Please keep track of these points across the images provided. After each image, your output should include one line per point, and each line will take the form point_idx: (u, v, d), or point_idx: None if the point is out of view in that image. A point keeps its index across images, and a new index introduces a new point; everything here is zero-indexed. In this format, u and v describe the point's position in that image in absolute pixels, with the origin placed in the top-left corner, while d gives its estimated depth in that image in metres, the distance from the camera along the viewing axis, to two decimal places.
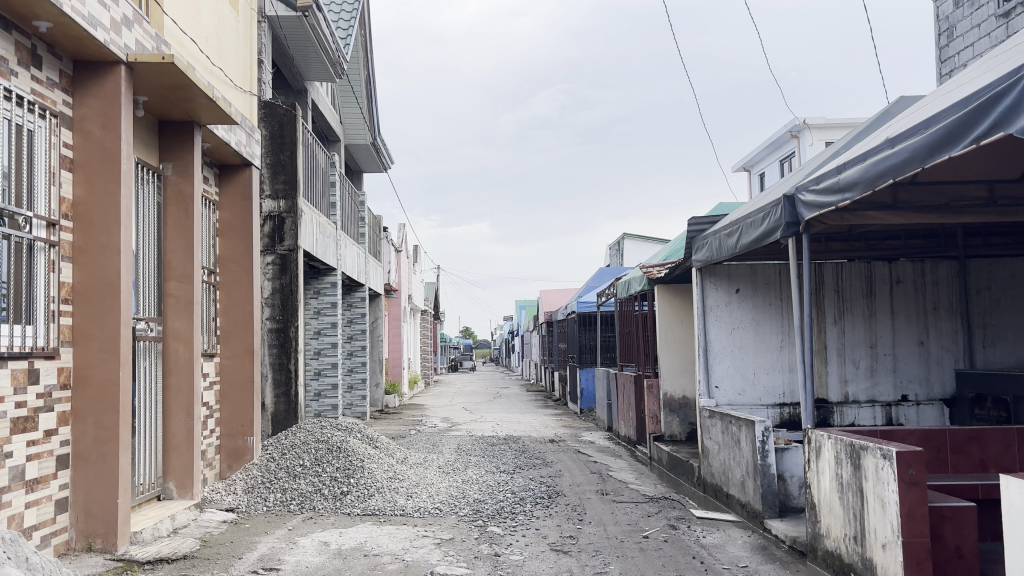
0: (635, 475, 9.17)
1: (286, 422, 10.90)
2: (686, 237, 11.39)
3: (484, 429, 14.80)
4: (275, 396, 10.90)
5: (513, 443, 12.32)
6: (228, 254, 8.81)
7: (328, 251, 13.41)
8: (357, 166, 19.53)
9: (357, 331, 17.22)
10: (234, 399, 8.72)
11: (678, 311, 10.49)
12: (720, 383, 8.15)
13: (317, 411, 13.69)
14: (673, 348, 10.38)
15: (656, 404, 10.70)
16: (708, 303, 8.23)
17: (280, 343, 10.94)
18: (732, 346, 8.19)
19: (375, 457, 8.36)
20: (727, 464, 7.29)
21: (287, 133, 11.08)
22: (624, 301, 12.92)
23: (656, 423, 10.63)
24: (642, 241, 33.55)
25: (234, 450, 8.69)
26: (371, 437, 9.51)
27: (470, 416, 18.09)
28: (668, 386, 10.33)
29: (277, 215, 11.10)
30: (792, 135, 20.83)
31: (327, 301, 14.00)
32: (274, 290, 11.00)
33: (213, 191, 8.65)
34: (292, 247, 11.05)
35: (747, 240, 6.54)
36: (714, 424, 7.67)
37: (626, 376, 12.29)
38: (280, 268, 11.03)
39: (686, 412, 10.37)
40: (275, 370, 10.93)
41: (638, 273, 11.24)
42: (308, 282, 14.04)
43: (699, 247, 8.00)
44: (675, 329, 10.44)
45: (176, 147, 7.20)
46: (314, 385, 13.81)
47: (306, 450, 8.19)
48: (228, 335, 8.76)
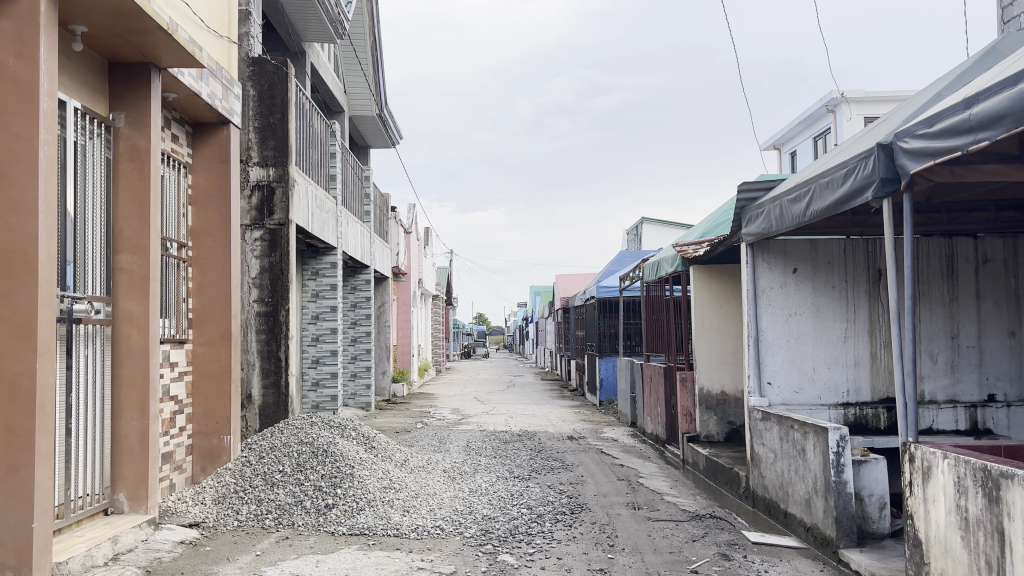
0: (669, 483, 7.97)
1: (275, 416, 9.77)
2: (723, 212, 10.17)
3: (496, 423, 13.67)
4: (264, 388, 9.77)
5: (526, 441, 11.14)
6: (202, 225, 7.64)
7: (327, 228, 12.27)
8: (363, 140, 18.35)
9: (361, 316, 16.07)
10: (208, 392, 7.58)
11: (716, 295, 9.26)
12: (773, 379, 6.94)
13: (315, 402, 12.58)
14: (709, 337, 9.20)
15: (690, 400, 9.49)
16: (760, 285, 7.00)
17: (270, 328, 9.80)
18: (788, 335, 6.97)
19: (370, 461, 7.19)
20: (788, 477, 6.07)
21: (278, 93, 9.95)
22: (653, 284, 11.69)
23: (690, 421, 9.45)
24: (663, 226, 32.25)
25: (208, 451, 7.55)
26: (368, 435, 8.35)
27: (482, 408, 16.98)
28: (705, 380, 9.18)
29: (266, 184, 9.89)
30: (828, 110, 19.44)
31: (326, 284, 12.87)
32: (263, 269, 9.85)
33: (184, 152, 7.47)
34: (283, 221, 9.88)
35: (822, 205, 5.30)
36: (769, 428, 6.46)
37: (654, 367, 11.08)
38: (269, 245, 9.88)
39: (724, 409, 9.18)
40: (263, 359, 9.79)
41: (670, 253, 10.04)
42: (305, 262, 12.87)
43: (752, 219, 6.77)
44: (713, 315, 9.23)
45: (130, 94, 5.99)
46: (311, 374, 12.69)
47: (288, 452, 7.03)
48: (201, 318, 7.61)
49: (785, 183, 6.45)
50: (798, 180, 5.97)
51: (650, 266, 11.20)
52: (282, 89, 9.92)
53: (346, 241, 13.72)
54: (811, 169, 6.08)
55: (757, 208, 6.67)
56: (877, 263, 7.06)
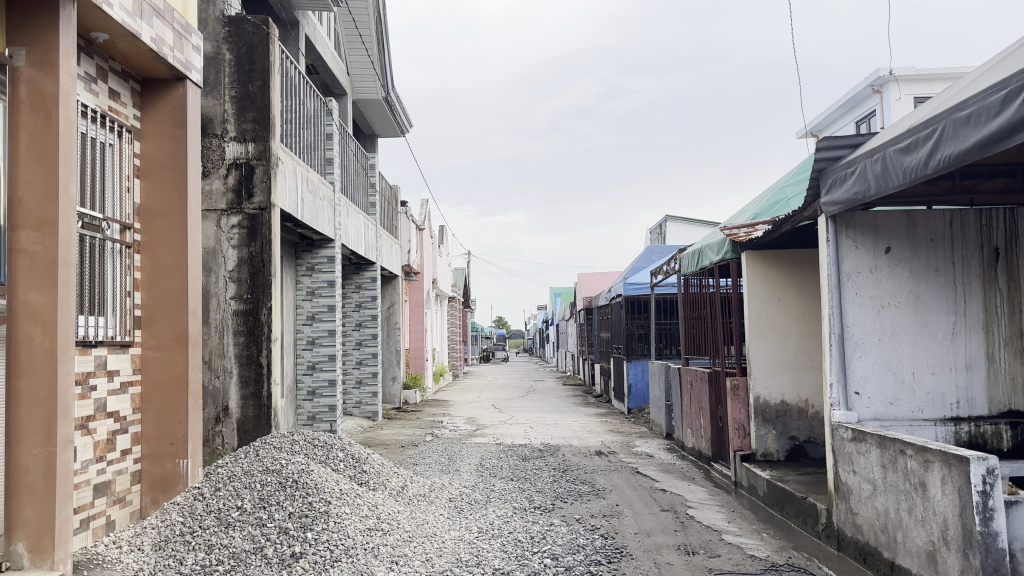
0: (723, 516, 6.53)
1: (256, 432, 8.41)
2: (777, 191, 8.76)
3: (514, 436, 12.27)
4: (243, 399, 8.41)
5: (548, 458, 9.73)
6: (154, 204, 6.30)
7: (322, 217, 10.89)
8: (370, 128, 17.03)
9: (368, 318, 14.69)
10: (161, 407, 6.22)
11: (774, 285, 7.83)
12: (861, 388, 5.48)
13: (311, 414, 11.29)
14: (766, 336, 7.81)
15: (743, 411, 8.03)
16: (843, 269, 5.53)
17: (249, 330, 8.45)
18: (879, 332, 5.50)
19: (354, 493, 5.76)
20: (893, 517, 4.62)
21: (258, 57, 8.57)
22: (692, 277, 10.25)
23: (744, 437, 8.01)
24: (688, 223, 30.68)
25: (159, 479, 6.18)
26: (358, 458, 6.93)
27: (499, 417, 15.61)
28: (761, 387, 7.78)
29: (244, 162, 8.55)
30: (874, 90, 17.83)
31: (322, 280, 11.46)
32: (241, 261, 8.50)
33: (130, 114, 6.13)
34: (264, 205, 8.53)
35: (956, 149, 3.82)
36: (862, 453, 5.01)
37: (695, 372, 9.68)
38: (248, 234, 8.53)
39: (785, 423, 7.75)
40: (241, 366, 8.44)
41: (716, 240, 8.64)
42: (299, 256, 11.42)
43: (836, 182, 5.29)
44: (770, 310, 7.82)
45: (32, 24, 4.62)
46: (306, 382, 11.36)
47: (251, 483, 5.62)
48: (151, 316, 6.27)
49: (883, 133, 4.96)
50: (910, 123, 4.48)
51: (688, 256, 9.81)
52: (263, 52, 8.55)
53: (347, 234, 12.34)
54: (924, 112, 4.59)
55: (842, 168, 5.21)
56: (993, 239, 5.61)
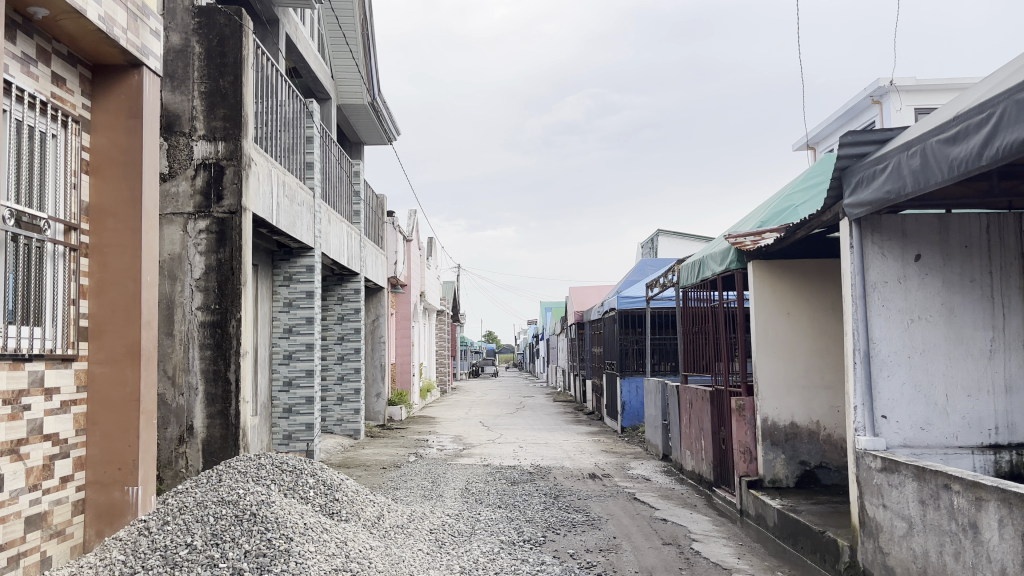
0: (732, 551, 5.94)
1: (222, 454, 7.77)
2: (784, 198, 8.26)
3: (502, 456, 11.66)
4: (209, 418, 7.77)
5: (538, 482, 9.12)
6: (105, 202, 5.69)
7: (300, 224, 10.29)
8: (356, 135, 16.46)
9: (350, 331, 14.07)
10: (109, 428, 5.59)
11: (783, 298, 7.28)
12: (889, 412, 4.90)
13: (287, 433, 10.69)
14: (775, 352, 7.25)
15: (749, 433, 7.45)
16: (869, 280, 4.97)
17: (216, 344, 7.84)
18: (909, 349, 4.93)
19: (321, 528, 5.08)
20: (934, 561, 4.03)
21: (230, 51, 8.00)
22: (691, 289, 9.69)
23: (751, 462, 7.43)
24: (681, 237, 30.18)
25: (106, 508, 5.54)
26: (329, 486, 6.28)
27: (487, 435, 14.99)
28: (770, 407, 7.22)
29: (214, 163, 7.96)
30: (873, 100, 17.39)
31: (301, 291, 10.84)
32: (209, 269, 7.89)
33: (77, 103, 5.54)
34: (234, 209, 7.93)
35: (1018, 134, 3.27)
36: (895, 485, 4.43)
37: (695, 391, 9.12)
38: (216, 239, 7.92)
39: (795, 447, 7.18)
40: (208, 382, 7.81)
41: (719, 250, 8.12)
42: (276, 265, 10.80)
43: (864, 181, 4.74)
44: (779, 325, 7.28)
45: None
46: (282, 400, 10.74)
47: (202, 516, 4.89)
48: (100, 327, 5.65)
49: (920, 125, 4.42)
50: (955, 111, 3.94)
51: (688, 267, 9.28)
52: (235, 45, 7.98)
53: (327, 242, 11.73)
54: (970, 100, 4.05)
55: (872, 164, 4.66)
56: None
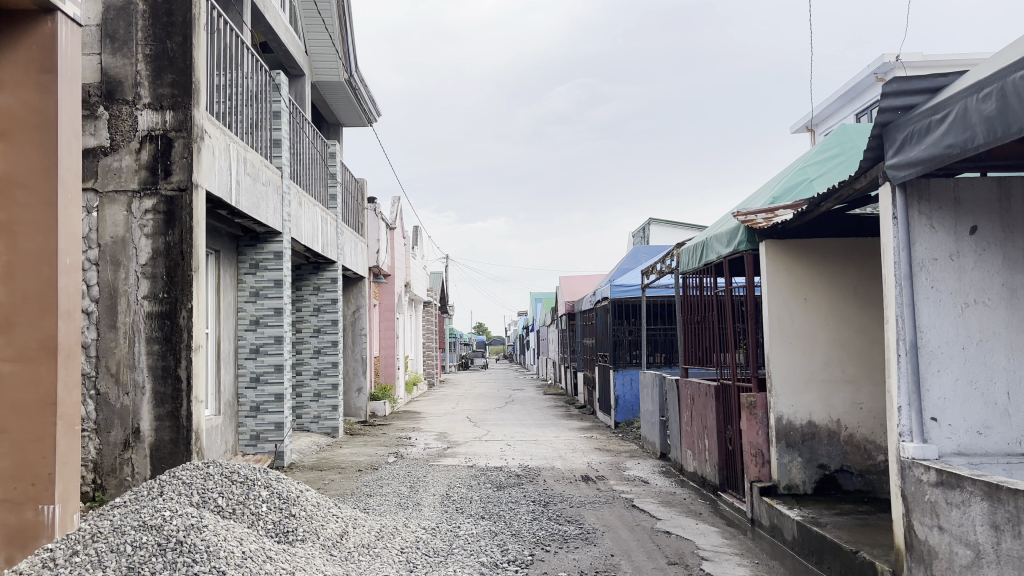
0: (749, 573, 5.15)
1: (172, 461, 6.93)
2: (797, 172, 7.49)
3: (488, 456, 10.88)
4: (157, 421, 6.93)
5: (527, 486, 8.31)
6: (13, 172, 4.85)
7: (266, 207, 9.45)
8: (333, 115, 15.61)
9: (327, 323, 13.27)
10: (20, 435, 4.75)
11: (799, 282, 6.55)
12: (940, 414, 4.14)
13: (254, 434, 9.89)
14: (790, 343, 6.50)
15: (761, 433, 6.66)
16: (914, 257, 4.20)
17: (164, 337, 6.99)
18: (963, 340, 4.16)
19: (266, 557, 4.21)
20: None
21: (178, 9, 7.14)
22: (691, 275, 8.90)
23: (763, 465, 6.64)
24: (672, 226, 29.42)
25: (17, 531, 4.71)
26: (282, 504, 5.48)
27: (473, 432, 14.19)
28: (785, 405, 6.47)
29: (161, 134, 7.11)
30: (877, 77, 16.66)
31: (268, 279, 10.02)
32: (156, 253, 7.03)
33: None
34: (184, 185, 7.09)
35: None
36: (955, 505, 3.66)
37: (698, 386, 8.35)
38: (165, 220, 7.06)
39: (813, 449, 6.42)
40: (156, 380, 6.96)
41: (724, 230, 7.35)
42: (241, 252, 9.98)
43: (914, 137, 3.97)
44: (795, 313, 6.53)
45: None
46: (249, 397, 9.92)
47: (118, 546, 4.02)
48: (8, 318, 4.80)
49: (986, 66, 3.65)
50: None
51: (690, 251, 8.51)
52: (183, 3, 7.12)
53: (298, 226, 10.88)
54: None
55: (930, 112, 3.86)
56: None
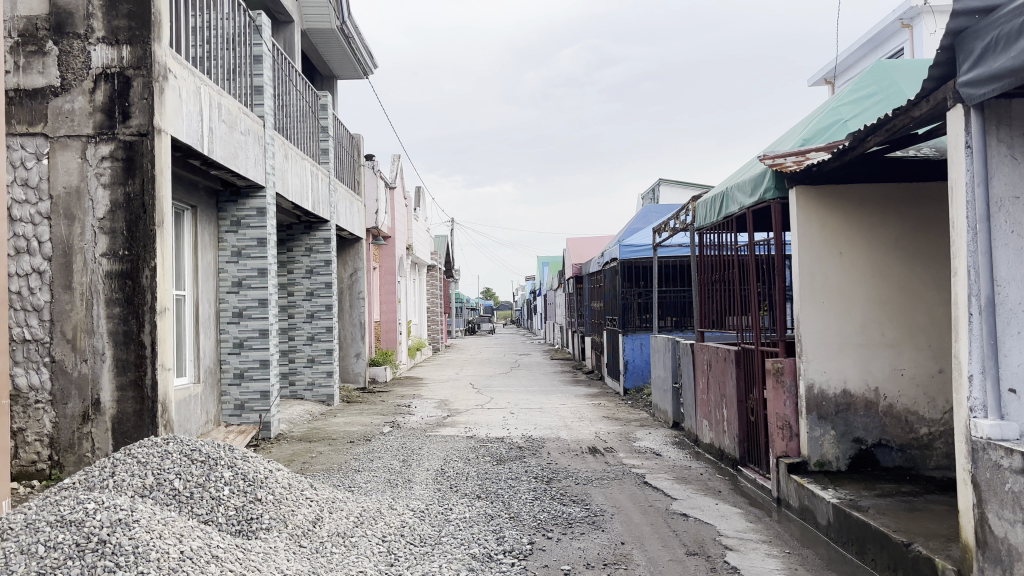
0: (781, 566, 4.47)
1: (136, 435, 6.27)
2: (830, 112, 6.69)
3: (490, 425, 10.23)
4: (119, 391, 6.28)
5: (529, 460, 7.65)
6: None
7: (246, 159, 8.72)
8: (326, 66, 14.82)
9: (321, 286, 12.61)
10: None
11: (834, 234, 5.81)
12: (1018, 384, 3.44)
13: (239, 403, 9.26)
14: (823, 303, 5.79)
15: (790, 404, 5.94)
16: (992, 195, 3.46)
17: (125, 299, 6.30)
18: None
19: (211, 558, 3.48)
20: None
21: None
22: (709, 232, 8.16)
23: (791, 439, 5.94)
24: (683, 186, 28.56)
25: None
26: (246, 487, 4.82)
27: (475, 399, 13.55)
28: (817, 373, 5.76)
29: (116, 72, 6.35)
30: (903, 24, 15.74)
31: (251, 237, 9.32)
32: (115, 205, 6.31)
33: None
34: (145, 130, 6.34)
35: None
36: None
37: (716, 350, 7.65)
38: (123, 169, 6.32)
39: (847, 421, 5.72)
40: (116, 346, 6.28)
41: (748, 177, 6.59)
42: (222, 209, 9.29)
43: (1000, 44, 3.19)
44: (828, 269, 5.80)
45: None
46: (233, 363, 9.28)
47: (29, 546, 3.36)
48: None
49: None
50: None
51: (709, 202, 7.75)
52: None
53: (285, 181, 10.15)
54: None
55: (1021, 10, 3.09)
56: None
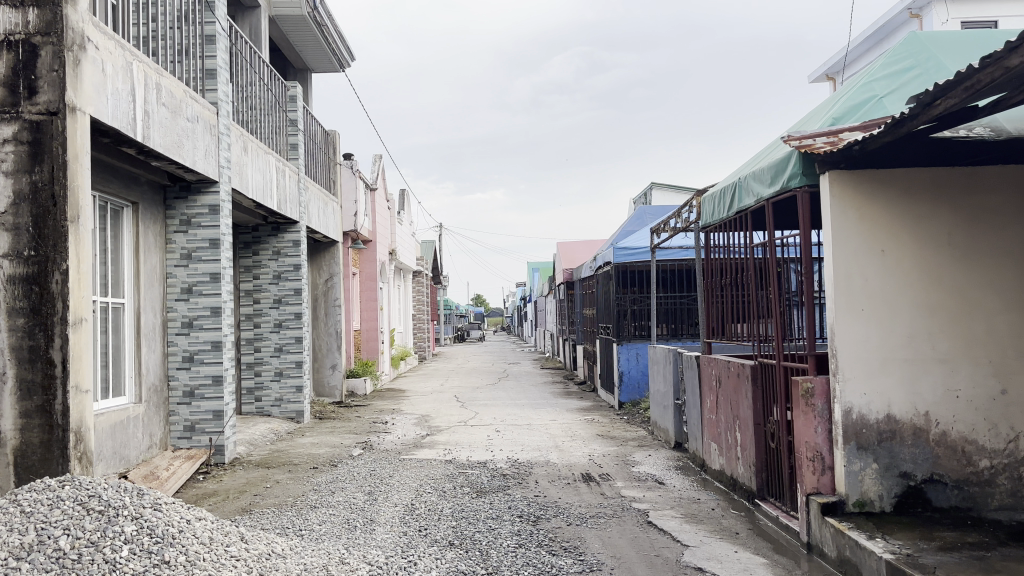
0: None
1: (43, 471, 5.25)
2: (860, 88, 5.75)
3: (473, 446, 9.26)
4: (23, 419, 5.25)
5: (514, 491, 6.67)
6: None
7: (195, 150, 7.73)
8: (298, 57, 13.85)
9: (289, 292, 11.59)
10: None
11: (876, 230, 4.85)
12: None
13: (189, 424, 8.25)
14: (860, 310, 4.83)
15: (821, 432, 4.96)
16: None
17: (31, 308, 5.28)
18: None
19: None
20: None
21: None
22: (716, 232, 7.21)
23: (823, 474, 4.96)
24: (676, 189, 27.72)
25: None
26: (151, 547, 3.79)
27: (459, 414, 12.57)
28: (855, 395, 4.79)
29: (21, 39, 5.36)
30: (911, 14, 14.94)
31: (202, 238, 8.33)
32: (17, 197, 5.29)
33: None
34: (55, 107, 5.35)
35: None
36: None
37: (727, 365, 6.70)
38: (27, 153, 5.30)
39: (893, 452, 4.77)
40: (19, 365, 5.26)
41: (768, 163, 5.64)
42: (170, 207, 8.29)
43: None
44: (866, 269, 4.84)
45: None
46: (182, 380, 8.26)
47: None
48: None
49: None
50: None
51: (718, 197, 6.81)
52: None
53: (243, 177, 9.17)
54: None
55: None
56: None
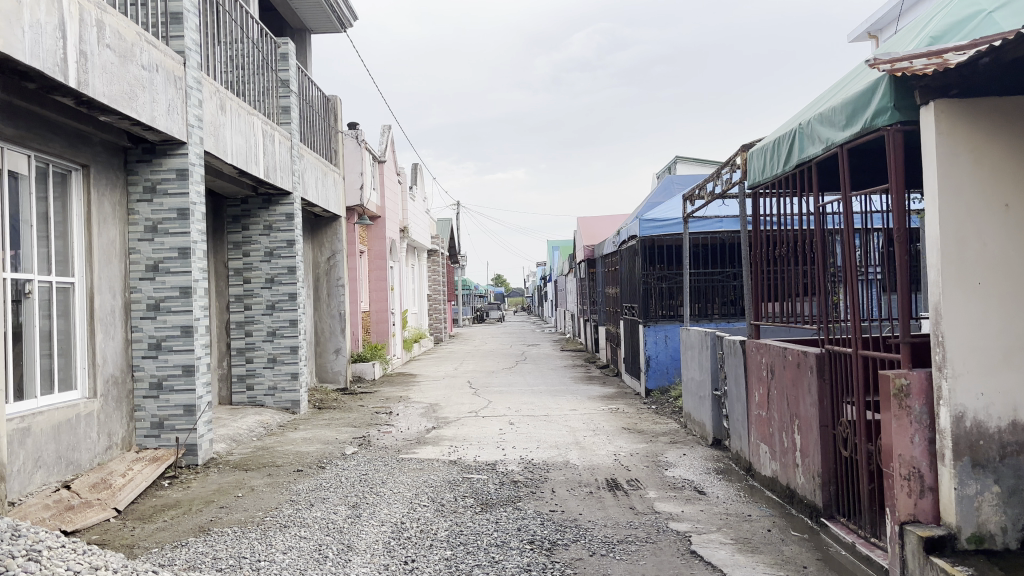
0: None
1: None
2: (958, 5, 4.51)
3: (483, 442, 8.18)
4: None
5: (525, 504, 5.57)
6: None
7: (153, 104, 6.63)
8: (294, 15, 12.67)
9: (282, 271, 10.52)
10: None
11: (994, 178, 3.67)
12: None
13: (156, 420, 7.23)
14: (975, 286, 3.66)
15: (920, 441, 3.80)
16: None
17: None
18: None
19: None
20: None
21: None
22: (767, 193, 6.01)
23: (923, 497, 3.80)
24: (701, 163, 26.43)
25: None
26: None
27: (471, 403, 11.50)
28: (970, 398, 3.63)
29: None
30: None
31: (169, 207, 7.26)
32: None
33: None
34: None
35: None
36: None
37: (783, 352, 5.54)
38: None
39: (1018, 471, 3.65)
40: None
41: (841, 100, 4.43)
42: (131, 171, 7.24)
43: None
44: (982, 231, 3.67)
45: None
46: (148, 370, 7.23)
47: None
48: None
49: None
50: None
51: (770, 150, 5.62)
52: None
53: (219, 139, 8.07)
54: None
55: None
56: None
